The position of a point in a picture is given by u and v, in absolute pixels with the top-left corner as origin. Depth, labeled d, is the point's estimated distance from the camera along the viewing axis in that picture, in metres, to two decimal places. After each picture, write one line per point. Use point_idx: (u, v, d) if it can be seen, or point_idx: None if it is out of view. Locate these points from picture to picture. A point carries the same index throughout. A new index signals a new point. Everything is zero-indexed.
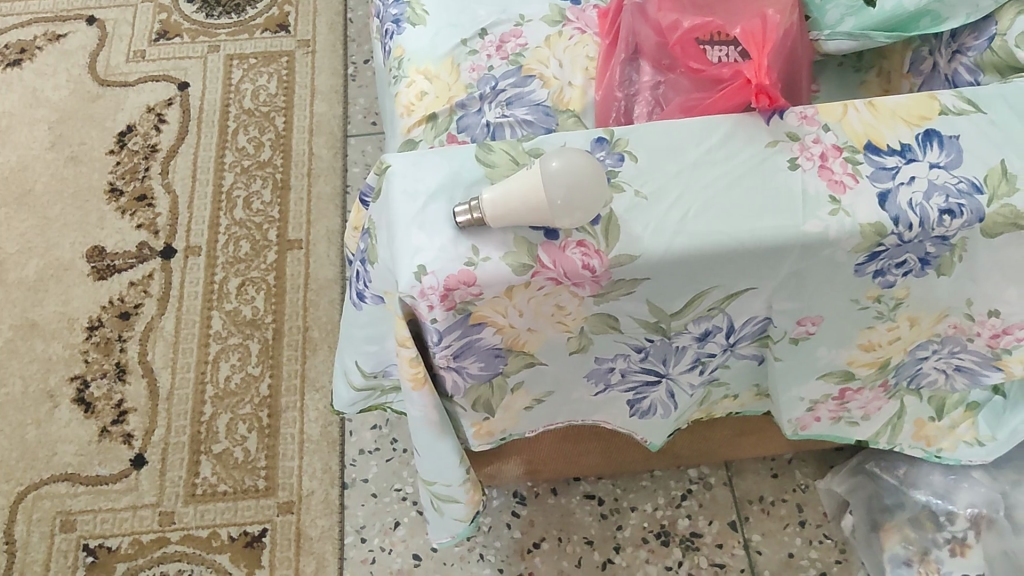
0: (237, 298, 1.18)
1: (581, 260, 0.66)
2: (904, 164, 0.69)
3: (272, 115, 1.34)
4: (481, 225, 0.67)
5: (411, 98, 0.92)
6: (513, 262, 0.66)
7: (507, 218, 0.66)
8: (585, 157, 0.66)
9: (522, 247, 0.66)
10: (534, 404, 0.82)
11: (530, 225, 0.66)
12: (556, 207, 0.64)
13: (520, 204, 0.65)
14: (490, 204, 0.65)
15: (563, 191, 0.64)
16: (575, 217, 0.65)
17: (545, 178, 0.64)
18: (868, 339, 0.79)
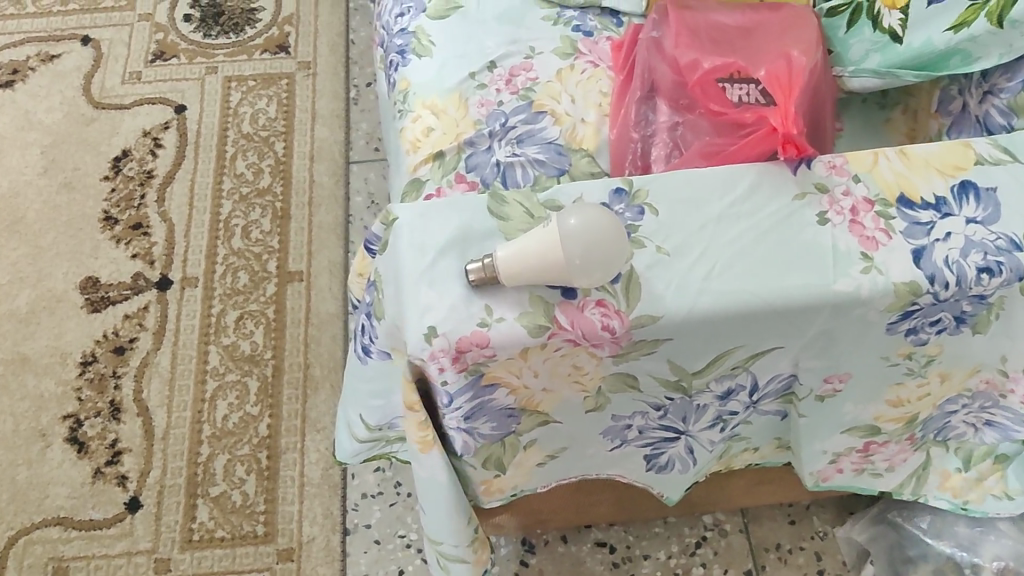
0: (235, 332, 1.15)
1: (601, 321, 0.63)
2: (939, 219, 0.66)
3: (272, 140, 1.31)
4: (494, 284, 0.63)
5: (417, 134, 0.89)
6: (527, 322, 0.62)
7: (521, 277, 0.62)
8: (604, 211, 0.62)
9: (536, 307, 0.63)
10: (547, 460, 0.78)
11: (547, 284, 0.63)
12: (572, 265, 0.61)
13: (535, 261, 0.61)
14: (504, 262, 0.62)
15: (581, 248, 0.60)
16: (593, 276, 0.61)
17: (561, 235, 0.61)
18: (896, 395, 0.76)
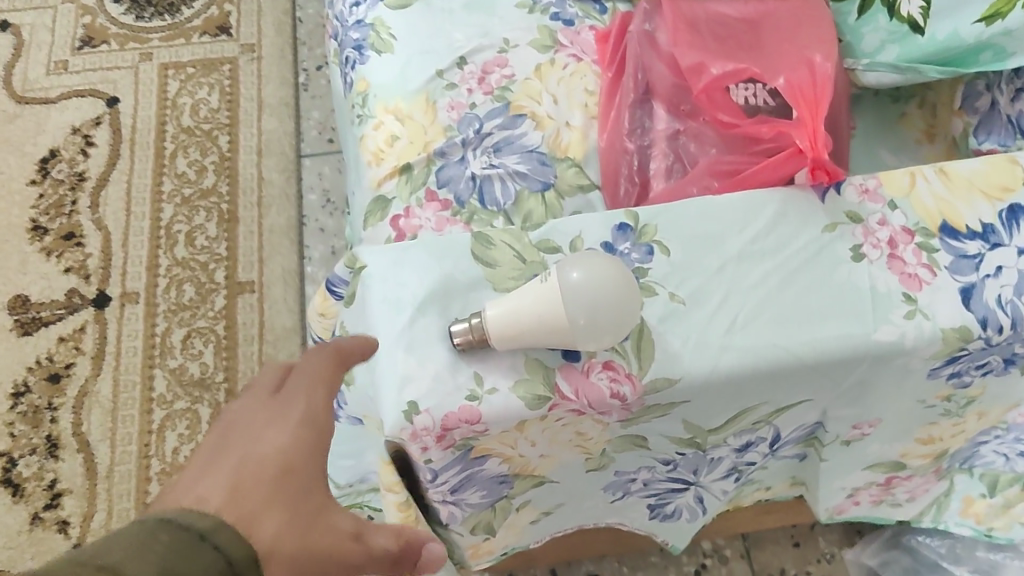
0: (182, 353, 1.04)
1: (611, 388, 0.54)
2: (989, 250, 0.57)
3: (215, 133, 1.19)
4: (484, 347, 0.54)
5: (379, 143, 0.78)
6: (524, 393, 0.53)
7: (519, 340, 0.53)
8: (611, 260, 0.53)
9: (537, 373, 0.54)
10: (540, 517, 0.70)
11: (548, 346, 0.54)
12: (576, 329, 0.52)
13: (534, 325, 0.52)
14: (496, 326, 0.53)
15: (586, 309, 0.51)
16: (602, 337, 0.52)
17: (563, 293, 0.52)
18: (928, 434, 0.68)
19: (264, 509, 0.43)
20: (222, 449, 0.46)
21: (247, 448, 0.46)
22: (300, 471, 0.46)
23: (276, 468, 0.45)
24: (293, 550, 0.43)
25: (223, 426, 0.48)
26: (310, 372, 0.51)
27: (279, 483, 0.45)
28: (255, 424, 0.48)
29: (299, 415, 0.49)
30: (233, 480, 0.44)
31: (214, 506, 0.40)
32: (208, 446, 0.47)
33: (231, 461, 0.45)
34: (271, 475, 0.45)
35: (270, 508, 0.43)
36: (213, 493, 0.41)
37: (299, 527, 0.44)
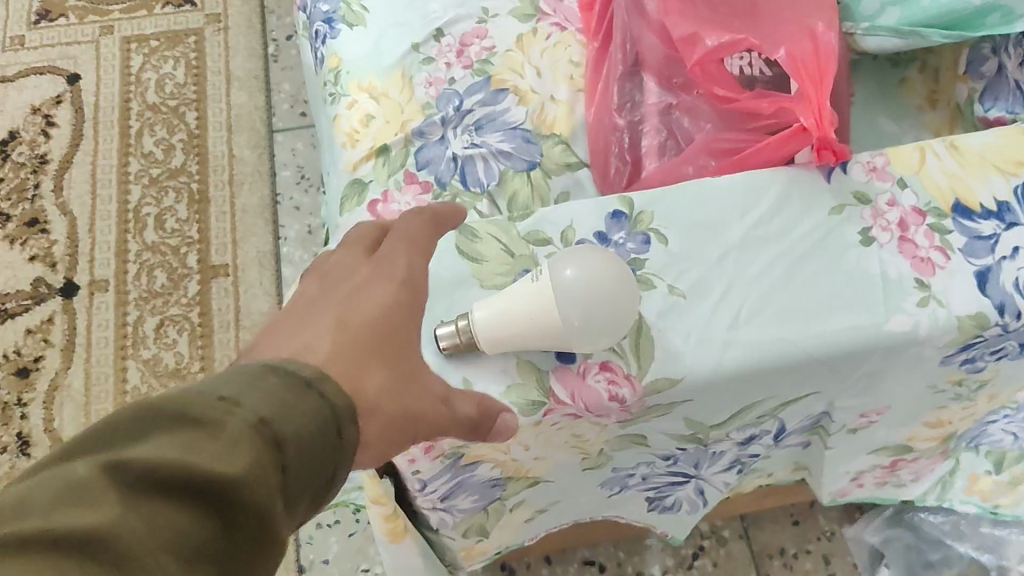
0: (156, 342, 1.00)
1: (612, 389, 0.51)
2: (1004, 230, 0.54)
3: (182, 109, 1.14)
4: (473, 351, 0.51)
5: (353, 123, 0.72)
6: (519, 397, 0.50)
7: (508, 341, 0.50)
8: (609, 256, 0.49)
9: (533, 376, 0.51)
10: (535, 515, 0.67)
11: (540, 348, 0.50)
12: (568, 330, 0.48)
13: (527, 328, 0.49)
14: (485, 330, 0.49)
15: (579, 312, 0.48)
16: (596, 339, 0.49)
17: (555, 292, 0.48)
18: (936, 418, 0.65)
19: (367, 363, 0.40)
20: (325, 297, 0.43)
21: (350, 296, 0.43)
22: (401, 328, 0.43)
23: (380, 322, 0.43)
24: (391, 409, 0.41)
25: (324, 278, 0.45)
26: (412, 233, 0.47)
27: (382, 344, 0.42)
28: (355, 271, 0.45)
29: (402, 268, 0.46)
30: (337, 330, 0.41)
31: (319, 361, 0.38)
32: (307, 298, 0.44)
33: (335, 308, 0.42)
34: (376, 328, 0.42)
35: (373, 365, 0.40)
36: (318, 350, 0.39)
37: (397, 390, 0.41)
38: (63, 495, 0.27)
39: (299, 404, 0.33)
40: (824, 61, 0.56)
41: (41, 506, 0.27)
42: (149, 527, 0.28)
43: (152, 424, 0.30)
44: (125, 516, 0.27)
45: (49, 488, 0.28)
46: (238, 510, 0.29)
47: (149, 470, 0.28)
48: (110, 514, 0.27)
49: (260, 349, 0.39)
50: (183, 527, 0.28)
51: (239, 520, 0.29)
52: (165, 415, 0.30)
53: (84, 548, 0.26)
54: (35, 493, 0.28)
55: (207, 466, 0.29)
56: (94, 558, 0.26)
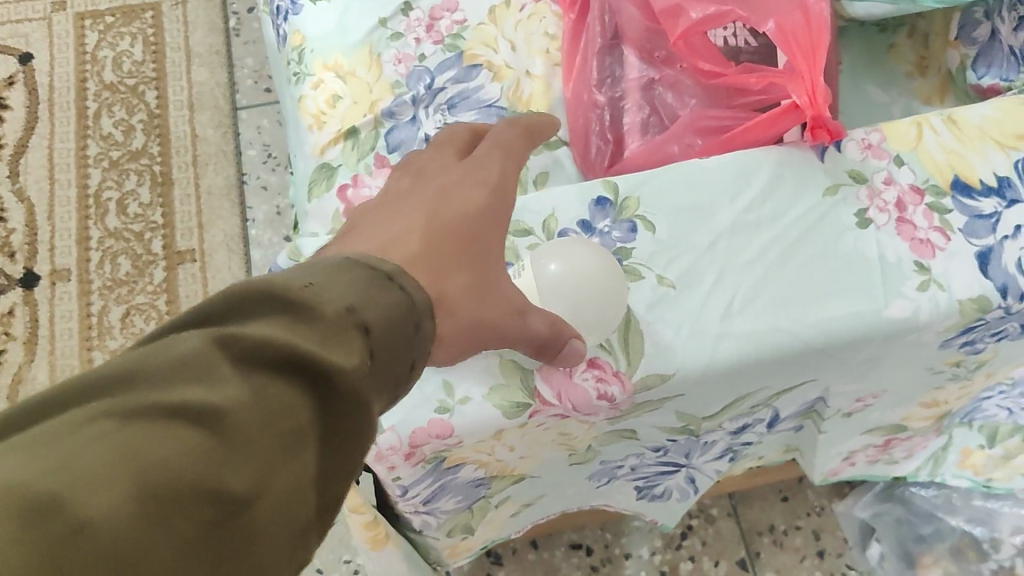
0: (122, 333, 0.97)
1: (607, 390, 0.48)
2: (1005, 208, 0.51)
3: (141, 88, 1.10)
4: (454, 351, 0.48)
5: (320, 104, 0.69)
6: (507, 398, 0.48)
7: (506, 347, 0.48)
8: (595, 245, 0.48)
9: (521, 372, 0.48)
10: (522, 509, 0.64)
11: None
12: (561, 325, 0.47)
13: None
14: None
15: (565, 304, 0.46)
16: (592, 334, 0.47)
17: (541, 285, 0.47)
18: (932, 398, 0.63)
19: (452, 259, 0.40)
20: (415, 193, 0.43)
21: (440, 192, 0.43)
22: (488, 230, 0.43)
23: (467, 220, 0.42)
24: (468, 310, 0.40)
25: (416, 176, 0.46)
26: (503, 139, 0.47)
27: (468, 241, 0.41)
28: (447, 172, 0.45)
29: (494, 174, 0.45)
30: (425, 224, 0.41)
31: (403, 253, 0.38)
32: (397, 194, 0.44)
33: (425, 203, 0.42)
34: (463, 225, 0.42)
35: (457, 261, 0.40)
36: (410, 241, 0.39)
37: (478, 290, 0.41)
38: (175, 368, 0.27)
39: (385, 298, 0.33)
40: (817, 39, 0.52)
41: (149, 379, 0.27)
42: (257, 406, 0.28)
43: (253, 303, 0.30)
44: (236, 393, 0.27)
45: (156, 360, 0.28)
46: (332, 393, 0.30)
47: (255, 350, 0.28)
48: (221, 392, 0.27)
49: (351, 237, 0.39)
50: (285, 410, 0.28)
51: (332, 405, 0.30)
52: (267, 293, 0.30)
53: (197, 425, 0.26)
54: (142, 363, 0.28)
55: (317, 343, 0.29)
56: (206, 437, 0.26)
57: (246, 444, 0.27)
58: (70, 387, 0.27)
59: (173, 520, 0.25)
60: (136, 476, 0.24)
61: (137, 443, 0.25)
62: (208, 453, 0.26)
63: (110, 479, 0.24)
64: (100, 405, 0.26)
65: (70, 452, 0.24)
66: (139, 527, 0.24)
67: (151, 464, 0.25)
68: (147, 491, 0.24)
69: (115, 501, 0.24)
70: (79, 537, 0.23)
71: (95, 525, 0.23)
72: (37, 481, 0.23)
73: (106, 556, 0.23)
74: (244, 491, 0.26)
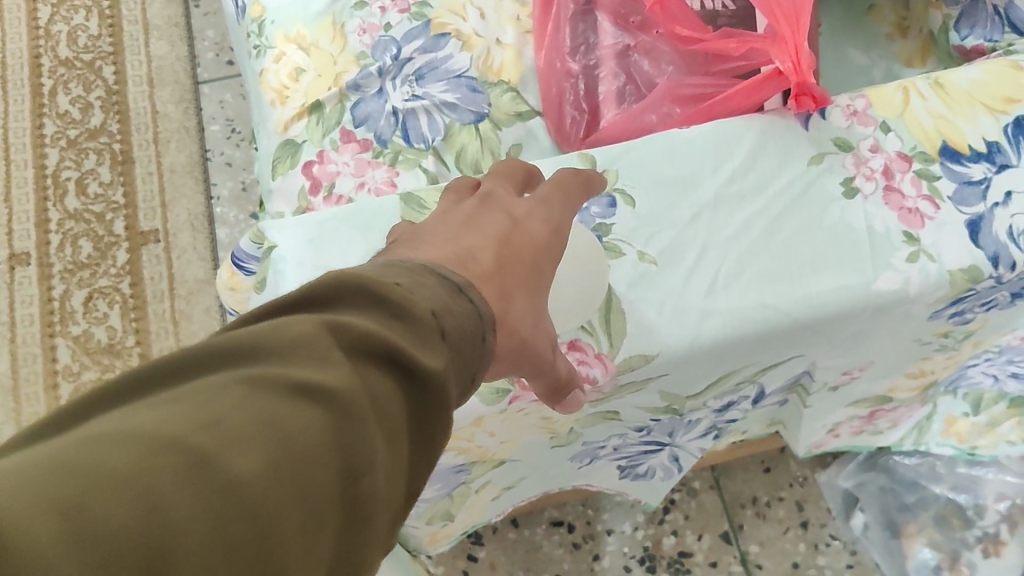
0: (85, 317, 0.93)
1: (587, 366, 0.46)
2: (995, 174, 0.50)
3: (98, 63, 1.06)
4: None
5: (282, 79, 0.66)
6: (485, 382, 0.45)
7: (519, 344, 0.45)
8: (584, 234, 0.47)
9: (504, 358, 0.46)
10: (502, 493, 0.63)
11: None
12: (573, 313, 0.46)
13: None
14: None
15: (576, 293, 0.45)
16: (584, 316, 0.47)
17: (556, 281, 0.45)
18: (919, 368, 0.62)
19: (515, 283, 0.37)
20: (480, 210, 0.40)
21: (507, 214, 0.40)
22: (549, 262, 0.40)
23: (536, 241, 0.39)
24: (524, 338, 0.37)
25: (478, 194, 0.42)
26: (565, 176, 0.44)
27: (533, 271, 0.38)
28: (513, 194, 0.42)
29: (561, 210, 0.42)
30: (498, 240, 0.38)
31: (474, 272, 0.35)
32: (459, 209, 0.40)
33: (498, 215, 0.40)
34: (533, 246, 0.39)
35: (520, 290, 0.37)
36: (483, 262, 0.36)
37: (535, 317, 0.38)
38: (285, 346, 0.27)
39: (456, 317, 0.31)
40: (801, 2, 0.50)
41: (265, 357, 0.26)
42: (362, 388, 0.27)
43: (349, 291, 0.29)
44: (347, 375, 0.27)
45: (267, 337, 0.27)
46: (425, 387, 0.28)
47: (357, 337, 0.27)
48: (333, 371, 0.26)
49: (416, 245, 0.36)
50: (386, 394, 0.27)
51: (426, 397, 0.29)
52: (367, 285, 0.29)
53: (316, 400, 0.26)
54: (257, 339, 0.27)
55: (416, 346, 0.28)
56: (324, 412, 0.26)
57: (359, 421, 0.26)
58: (189, 354, 0.27)
59: (302, 486, 0.24)
60: (271, 446, 0.24)
61: (270, 412, 0.25)
62: (327, 427, 0.25)
63: (244, 444, 0.24)
64: (221, 375, 0.26)
65: (201, 417, 0.24)
66: (276, 488, 0.24)
67: (276, 433, 0.24)
68: (280, 457, 0.24)
69: (253, 463, 0.23)
70: (224, 494, 0.23)
71: (235, 486, 0.23)
72: (176, 441, 0.23)
73: (250, 515, 0.23)
74: (359, 463, 0.26)
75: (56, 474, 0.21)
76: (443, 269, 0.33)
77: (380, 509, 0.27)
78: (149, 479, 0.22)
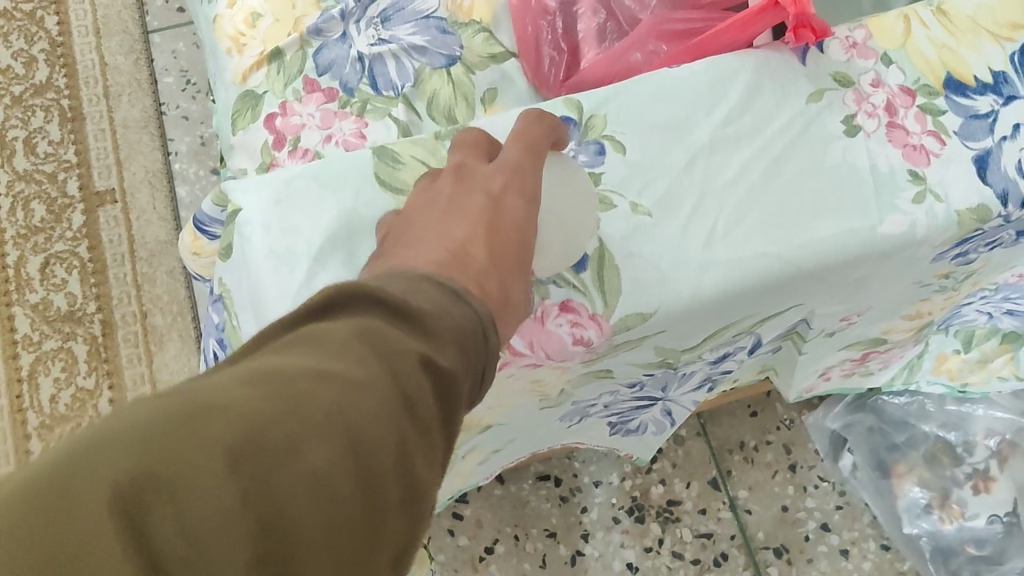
0: (43, 284, 0.89)
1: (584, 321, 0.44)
2: (1002, 107, 0.48)
3: (39, 14, 1.00)
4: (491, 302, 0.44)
5: (238, 26, 0.62)
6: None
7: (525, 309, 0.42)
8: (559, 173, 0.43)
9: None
10: (490, 455, 0.60)
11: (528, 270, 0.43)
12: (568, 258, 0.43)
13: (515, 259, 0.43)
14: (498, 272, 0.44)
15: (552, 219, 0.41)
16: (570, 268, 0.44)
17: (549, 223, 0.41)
18: (917, 310, 0.60)
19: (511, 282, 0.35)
20: (460, 196, 0.37)
21: (491, 191, 0.37)
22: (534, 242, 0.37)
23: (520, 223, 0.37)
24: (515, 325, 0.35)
25: (450, 168, 0.39)
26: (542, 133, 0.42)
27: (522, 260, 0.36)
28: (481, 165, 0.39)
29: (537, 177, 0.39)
30: (487, 225, 0.35)
31: (473, 270, 0.32)
32: (436, 196, 0.37)
33: (478, 196, 0.37)
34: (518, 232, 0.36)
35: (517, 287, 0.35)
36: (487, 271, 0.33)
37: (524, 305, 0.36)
38: (325, 347, 0.25)
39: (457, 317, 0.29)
40: None
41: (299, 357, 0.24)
42: (401, 386, 0.25)
43: (356, 297, 0.27)
44: (384, 374, 0.25)
45: (301, 344, 0.25)
46: (447, 386, 0.27)
47: (382, 343, 0.26)
48: (371, 368, 0.25)
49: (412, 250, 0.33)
50: (424, 391, 0.26)
51: (449, 395, 0.27)
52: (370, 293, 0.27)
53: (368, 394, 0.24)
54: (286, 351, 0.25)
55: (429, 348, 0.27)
56: (380, 405, 0.24)
57: (403, 417, 0.25)
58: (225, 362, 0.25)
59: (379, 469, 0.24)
60: (339, 441, 0.23)
61: (338, 402, 0.23)
62: (386, 422, 0.24)
63: (323, 430, 0.23)
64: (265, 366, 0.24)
65: (268, 404, 0.22)
66: (349, 484, 0.23)
67: (344, 424, 0.23)
68: (352, 453, 0.23)
69: (331, 453, 0.22)
70: (310, 489, 0.22)
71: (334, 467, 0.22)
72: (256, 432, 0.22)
73: (332, 510, 0.22)
74: (410, 459, 0.25)
75: (129, 458, 0.21)
76: (440, 273, 0.31)
77: (428, 499, 0.26)
78: (249, 458, 0.21)
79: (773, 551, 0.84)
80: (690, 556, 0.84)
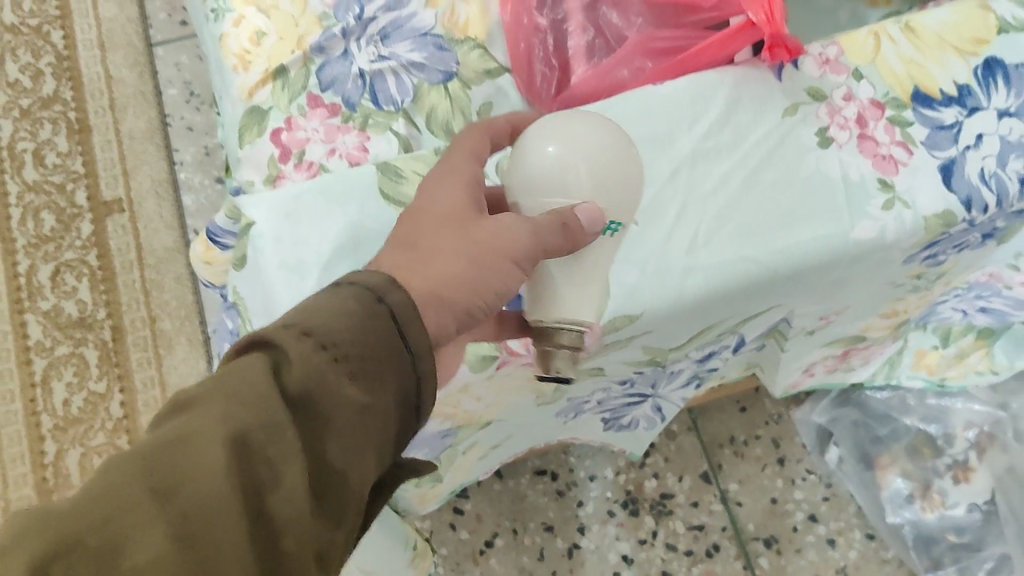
0: (54, 292, 0.92)
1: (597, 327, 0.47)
2: (966, 117, 0.51)
3: (45, 29, 1.03)
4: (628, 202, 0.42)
5: (243, 44, 0.64)
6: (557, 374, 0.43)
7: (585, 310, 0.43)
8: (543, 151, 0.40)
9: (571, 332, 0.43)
10: (489, 451, 0.63)
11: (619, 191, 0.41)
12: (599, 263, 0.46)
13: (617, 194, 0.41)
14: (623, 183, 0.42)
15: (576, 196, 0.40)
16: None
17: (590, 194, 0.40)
18: (893, 309, 0.63)
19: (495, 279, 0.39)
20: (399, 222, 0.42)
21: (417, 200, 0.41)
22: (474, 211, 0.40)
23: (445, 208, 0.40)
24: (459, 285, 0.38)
25: None
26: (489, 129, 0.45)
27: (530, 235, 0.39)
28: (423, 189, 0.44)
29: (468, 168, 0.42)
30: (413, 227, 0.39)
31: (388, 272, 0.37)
32: None
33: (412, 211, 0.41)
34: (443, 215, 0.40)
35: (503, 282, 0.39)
36: (446, 269, 0.37)
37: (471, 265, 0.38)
38: (225, 381, 0.30)
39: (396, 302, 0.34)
40: None
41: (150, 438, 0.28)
42: (231, 426, 0.28)
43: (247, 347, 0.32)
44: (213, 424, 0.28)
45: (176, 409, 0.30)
46: (323, 386, 0.30)
47: (229, 390, 0.29)
48: (206, 424, 0.28)
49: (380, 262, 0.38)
50: (274, 416, 0.29)
51: (326, 391, 0.30)
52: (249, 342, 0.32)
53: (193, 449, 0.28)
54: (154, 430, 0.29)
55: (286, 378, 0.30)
56: (213, 450, 0.28)
57: (242, 450, 0.28)
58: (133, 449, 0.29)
59: (235, 487, 0.27)
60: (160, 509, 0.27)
61: (159, 472, 0.27)
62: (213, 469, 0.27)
63: (170, 477, 0.27)
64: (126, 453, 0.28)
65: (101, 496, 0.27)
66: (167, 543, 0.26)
67: (167, 487, 0.27)
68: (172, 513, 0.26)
69: (155, 525, 0.26)
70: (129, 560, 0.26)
71: (240, 466, 0.28)
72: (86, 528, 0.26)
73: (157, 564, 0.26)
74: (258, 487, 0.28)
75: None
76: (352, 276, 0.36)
77: (297, 506, 0.29)
78: (95, 527, 0.26)
79: (763, 541, 0.87)
80: (682, 548, 0.87)
